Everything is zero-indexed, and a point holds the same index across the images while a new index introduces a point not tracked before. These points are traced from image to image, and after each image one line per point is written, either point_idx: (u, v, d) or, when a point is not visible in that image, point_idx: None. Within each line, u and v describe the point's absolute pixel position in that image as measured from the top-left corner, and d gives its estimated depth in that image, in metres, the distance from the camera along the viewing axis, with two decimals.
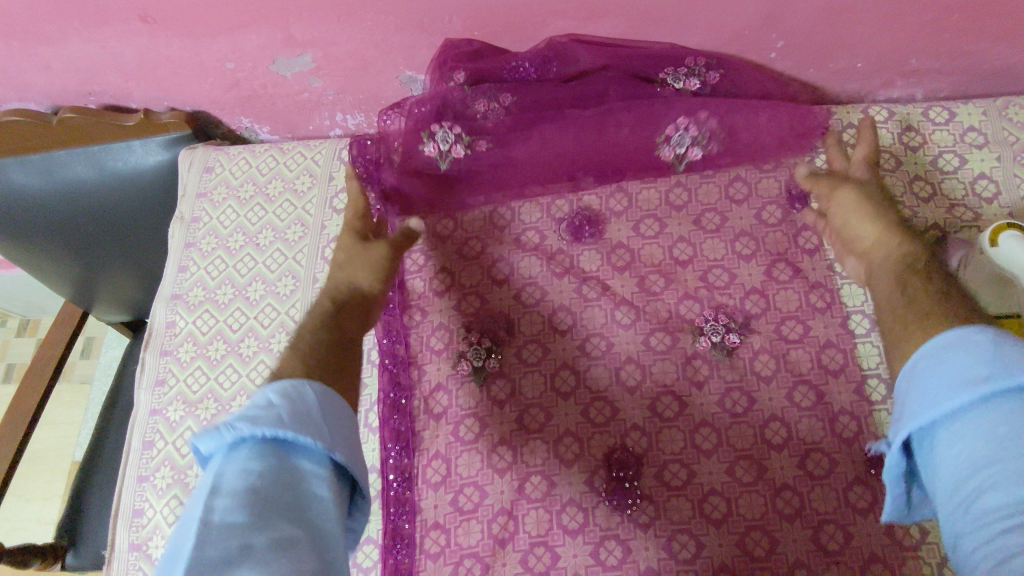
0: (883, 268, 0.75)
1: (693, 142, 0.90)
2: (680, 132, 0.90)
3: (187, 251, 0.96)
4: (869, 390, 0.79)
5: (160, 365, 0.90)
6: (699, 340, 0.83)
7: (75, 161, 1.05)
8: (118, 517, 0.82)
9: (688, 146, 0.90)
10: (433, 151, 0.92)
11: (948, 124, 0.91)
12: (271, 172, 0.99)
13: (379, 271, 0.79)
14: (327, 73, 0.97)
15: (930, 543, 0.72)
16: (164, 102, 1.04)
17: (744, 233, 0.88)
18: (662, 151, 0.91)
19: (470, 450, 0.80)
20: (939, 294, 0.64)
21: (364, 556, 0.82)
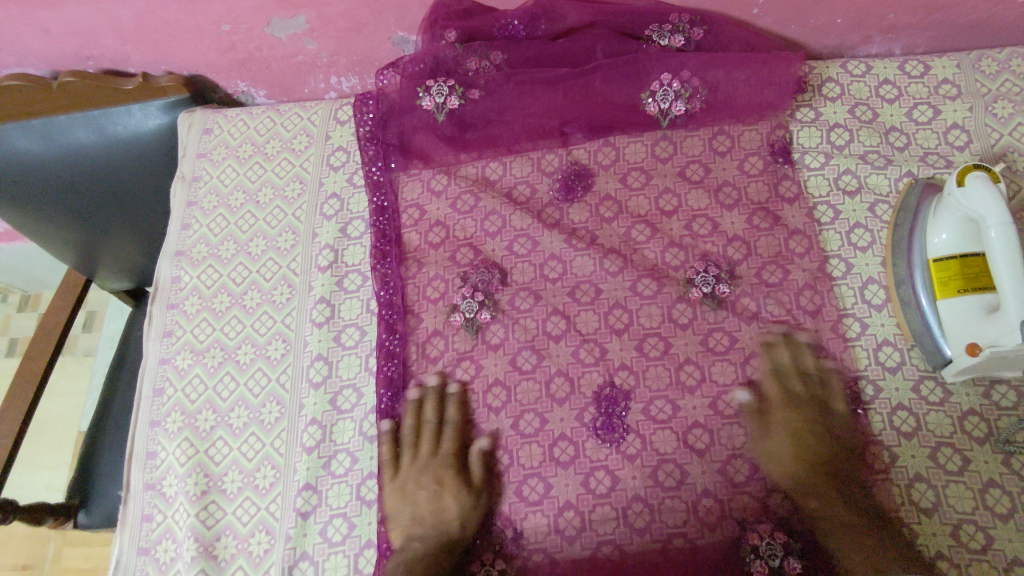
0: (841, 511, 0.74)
1: (676, 98, 0.93)
2: (664, 88, 0.93)
3: (190, 209, 1.00)
4: (846, 328, 0.83)
5: (167, 318, 0.94)
6: (688, 290, 0.86)
7: (76, 126, 1.05)
8: (130, 459, 0.87)
9: (672, 102, 0.93)
10: (429, 106, 0.95)
11: (923, 77, 0.94)
12: (270, 132, 1.03)
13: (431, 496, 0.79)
14: (320, 34, 0.99)
15: (898, 466, 0.77)
16: (161, 66, 1.07)
17: (727, 183, 0.91)
18: (646, 107, 0.94)
19: (466, 391, 0.84)
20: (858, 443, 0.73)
21: (367, 489, 0.81)
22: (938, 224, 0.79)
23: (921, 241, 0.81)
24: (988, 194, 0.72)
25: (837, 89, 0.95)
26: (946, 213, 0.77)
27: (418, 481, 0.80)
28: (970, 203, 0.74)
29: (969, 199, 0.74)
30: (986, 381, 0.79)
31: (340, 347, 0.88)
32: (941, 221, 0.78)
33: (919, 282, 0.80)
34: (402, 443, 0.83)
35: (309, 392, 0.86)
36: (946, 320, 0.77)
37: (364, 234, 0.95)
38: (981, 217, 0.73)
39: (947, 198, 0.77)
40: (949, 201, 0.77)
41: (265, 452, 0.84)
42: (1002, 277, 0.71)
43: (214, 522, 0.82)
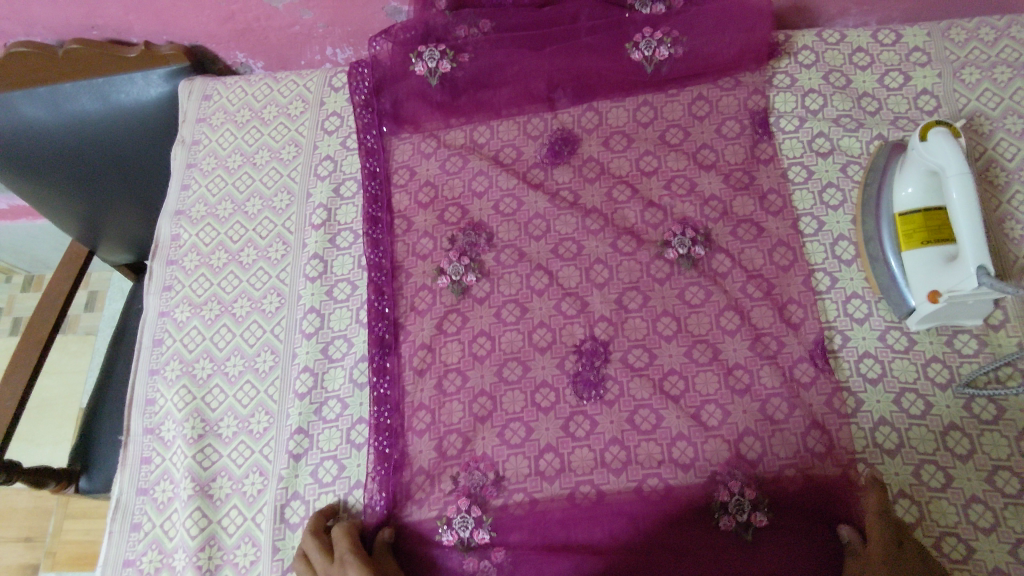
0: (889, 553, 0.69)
1: (659, 44, 0.96)
2: (648, 39, 0.96)
3: (189, 171, 1.04)
4: (815, 282, 0.87)
5: (167, 273, 0.98)
6: (666, 251, 0.90)
7: (81, 92, 1.08)
8: (131, 405, 0.91)
9: (655, 48, 0.96)
10: (422, 71, 0.98)
11: (894, 45, 0.98)
12: (266, 99, 1.07)
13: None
14: (315, 4, 1.03)
15: (863, 411, 0.80)
16: (164, 36, 1.11)
17: (704, 146, 0.95)
18: (632, 56, 0.97)
19: (452, 341, 0.88)
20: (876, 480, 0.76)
21: (357, 433, 0.85)
22: (904, 179, 0.82)
23: (887, 197, 0.84)
24: (949, 146, 0.76)
25: (812, 56, 0.99)
26: (912, 167, 0.81)
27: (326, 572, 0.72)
28: (933, 154, 0.77)
29: (932, 150, 0.77)
30: (948, 330, 0.82)
31: (332, 300, 0.92)
32: (907, 176, 0.81)
33: (886, 234, 0.83)
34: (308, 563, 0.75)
35: (302, 342, 0.90)
36: (910, 270, 0.80)
37: (356, 194, 0.99)
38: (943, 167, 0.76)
39: (912, 153, 0.81)
40: (914, 155, 0.80)
41: (260, 399, 0.88)
42: (961, 223, 0.74)
43: (210, 463, 0.86)
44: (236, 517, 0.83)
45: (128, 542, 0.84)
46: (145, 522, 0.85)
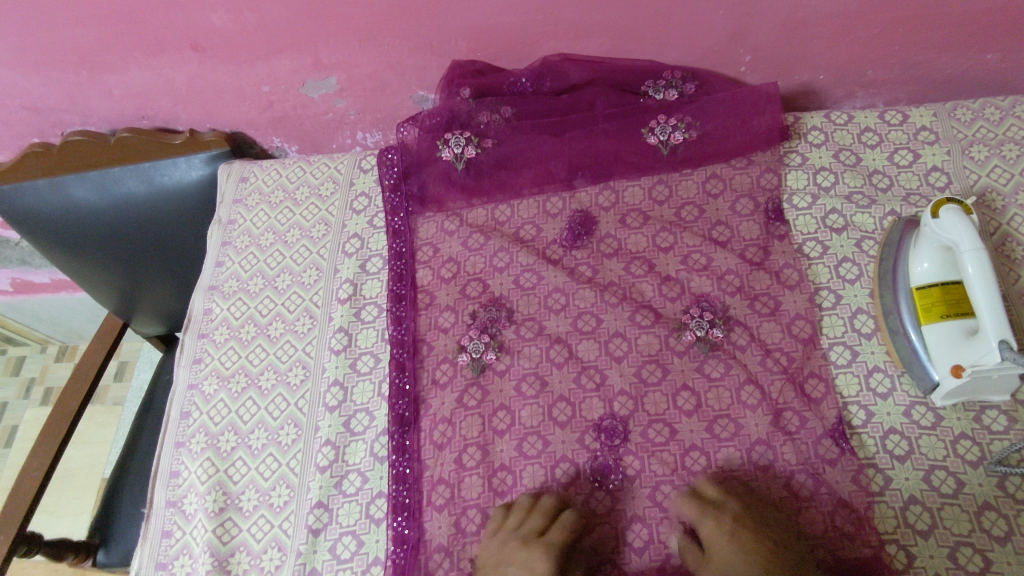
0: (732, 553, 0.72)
1: (673, 129, 1.02)
2: (662, 126, 1.02)
3: (224, 248, 1.09)
4: (835, 355, 0.87)
5: (198, 347, 1.01)
6: (683, 334, 0.90)
7: (128, 176, 1.15)
8: (155, 478, 0.92)
9: (671, 132, 1.02)
10: (448, 157, 1.04)
11: (901, 124, 1.02)
12: (299, 180, 1.13)
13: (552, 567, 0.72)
14: (349, 93, 1.11)
15: (892, 489, 0.77)
16: (208, 124, 1.19)
17: (719, 223, 0.98)
18: (647, 140, 1.02)
19: (473, 415, 0.88)
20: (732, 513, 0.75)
21: (376, 507, 0.85)
22: (917, 254, 0.83)
23: (903, 272, 0.85)
24: (958, 221, 0.78)
25: (821, 136, 1.03)
26: (923, 243, 0.82)
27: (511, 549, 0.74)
28: (944, 230, 0.79)
29: (943, 226, 0.79)
30: (976, 406, 0.80)
31: (355, 373, 0.94)
32: (920, 251, 0.83)
33: (903, 310, 0.84)
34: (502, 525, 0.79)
35: (325, 415, 0.91)
36: (929, 345, 0.80)
37: (382, 270, 1.03)
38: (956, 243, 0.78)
39: (924, 228, 0.82)
40: (925, 231, 0.82)
41: (281, 472, 0.89)
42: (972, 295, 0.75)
43: (229, 538, 0.85)
44: None
45: None
46: None
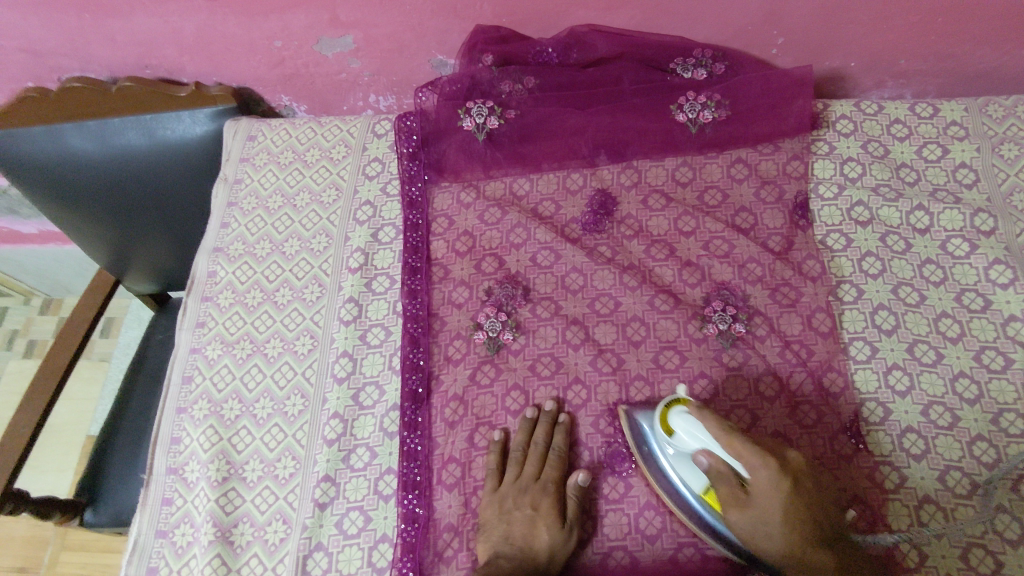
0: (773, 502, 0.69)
1: (703, 108, 0.98)
2: (692, 101, 0.99)
3: (230, 209, 1.05)
4: (856, 350, 0.85)
5: (201, 310, 0.98)
6: (705, 326, 0.88)
7: (129, 129, 1.09)
8: (155, 443, 0.90)
9: (699, 112, 0.98)
10: (470, 126, 1.00)
11: (932, 118, 1.00)
12: (310, 142, 1.09)
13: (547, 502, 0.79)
14: (365, 54, 1.06)
15: (907, 487, 0.77)
16: (214, 77, 1.13)
17: (743, 209, 0.96)
18: (676, 118, 0.99)
19: (486, 394, 0.87)
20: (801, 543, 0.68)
21: (385, 484, 0.83)
22: (690, 473, 0.74)
23: (677, 484, 0.76)
24: (694, 428, 0.72)
25: (850, 125, 1.01)
26: (677, 459, 0.75)
27: (516, 501, 0.79)
28: (691, 442, 0.72)
29: (681, 435, 0.73)
30: (994, 409, 0.80)
31: (365, 345, 0.92)
32: (687, 468, 0.74)
33: (709, 521, 0.74)
34: (508, 459, 0.83)
35: (333, 386, 0.89)
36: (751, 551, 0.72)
37: (394, 240, 1.00)
38: (711, 456, 0.70)
39: (666, 441, 0.76)
40: (672, 446, 0.75)
41: (287, 443, 0.87)
42: (746, 461, 0.69)
43: (233, 508, 0.84)
44: (256, 566, 0.80)
45: None
46: (161, 567, 0.83)
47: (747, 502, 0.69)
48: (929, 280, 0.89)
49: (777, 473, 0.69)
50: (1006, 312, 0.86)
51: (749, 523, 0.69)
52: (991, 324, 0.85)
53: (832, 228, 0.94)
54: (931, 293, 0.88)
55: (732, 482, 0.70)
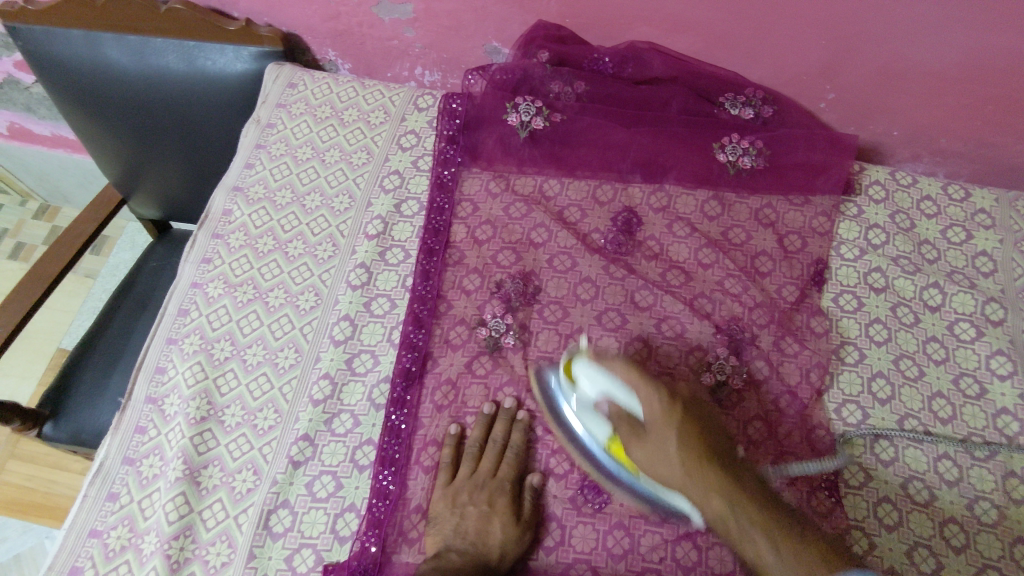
0: (667, 454, 0.73)
1: (743, 153, 0.99)
2: (735, 144, 1.00)
3: (257, 150, 1.04)
4: (848, 413, 0.86)
5: (209, 246, 0.97)
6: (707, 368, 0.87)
7: (169, 51, 1.09)
8: (139, 370, 0.89)
9: (739, 156, 0.99)
10: (514, 122, 1.00)
11: (962, 202, 1.01)
12: (350, 101, 1.08)
13: (501, 499, 0.80)
14: (421, 25, 1.06)
15: (874, 555, 0.78)
16: (265, 18, 1.11)
17: (763, 253, 0.96)
18: (716, 158, 1.00)
19: (480, 384, 0.86)
20: (715, 471, 0.71)
21: (362, 454, 0.82)
22: (593, 422, 0.80)
23: (584, 435, 0.81)
24: (594, 374, 0.77)
25: (882, 193, 1.02)
26: (582, 412, 0.80)
27: (471, 496, 0.81)
28: (592, 390, 0.78)
29: (583, 386, 0.79)
30: (971, 494, 0.81)
31: (368, 313, 0.91)
32: (590, 417, 0.80)
33: (613, 473, 0.79)
34: (464, 454, 0.83)
35: (329, 347, 0.88)
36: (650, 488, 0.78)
37: (416, 215, 0.99)
38: (611, 400, 0.77)
39: (570, 393, 0.81)
40: (575, 399, 0.81)
41: (272, 395, 0.86)
42: (640, 393, 0.76)
43: (206, 449, 0.83)
44: (218, 512, 0.79)
45: (100, 511, 0.81)
46: (123, 494, 0.82)
47: (643, 435, 0.75)
48: (931, 358, 0.90)
49: (668, 401, 0.75)
50: (999, 404, 0.87)
51: (645, 461, 0.74)
52: (983, 413, 0.86)
53: (846, 289, 0.94)
54: (931, 370, 0.89)
55: (631, 424, 0.76)
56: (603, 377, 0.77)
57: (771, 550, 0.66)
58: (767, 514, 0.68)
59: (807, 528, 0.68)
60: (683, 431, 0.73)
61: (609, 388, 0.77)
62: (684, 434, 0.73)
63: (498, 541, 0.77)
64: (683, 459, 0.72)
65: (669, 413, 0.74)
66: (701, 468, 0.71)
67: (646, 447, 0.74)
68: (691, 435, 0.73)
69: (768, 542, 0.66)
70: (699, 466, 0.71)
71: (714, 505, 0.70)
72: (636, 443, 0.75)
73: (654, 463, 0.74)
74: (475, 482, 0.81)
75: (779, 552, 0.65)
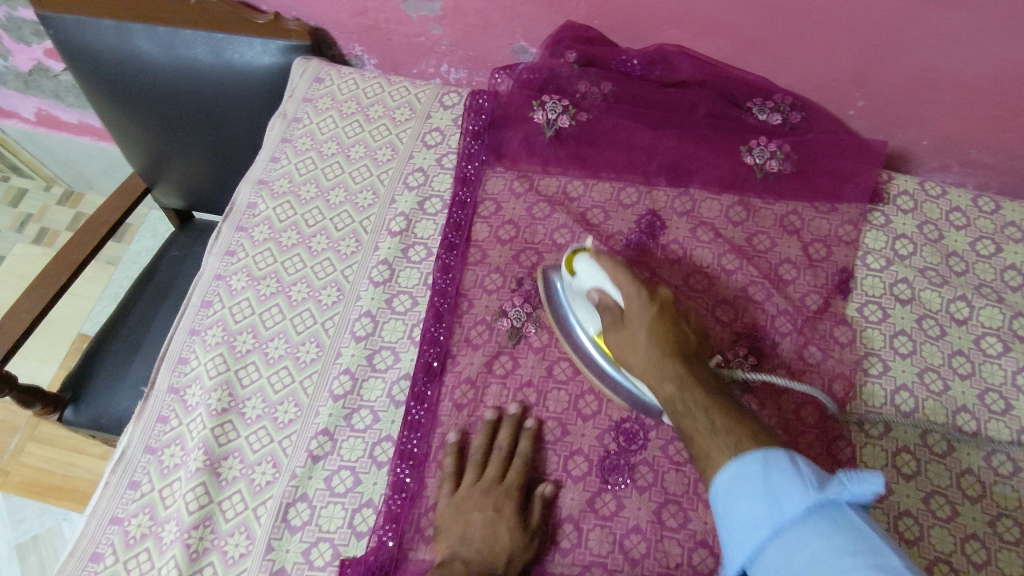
0: (641, 341, 0.77)
1: (770, 157, 0.99)
2: (762, 147, 0.99)
3: (283, 144, 1.04)
4: (870, 425, 0.85)
5: (233, 238, 0.97)
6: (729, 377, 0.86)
7: (198, 43, 1.09)
8: (162, 359, 0.90)
9: (767, 159, 0.99)
10: (540, 119, 1.01)
11: (992, 214, 1.00)
12: (376, 98, 1.08)
13: (508, 507, 0.78)
14: (449, 23, 1.06)
15: None
16: (293, 12, 1.12)
17: (787, 260, 0.95)
18: (743, 163, 0.99)
19: (499, 384, 0.86)
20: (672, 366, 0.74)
21: (381, 451, 0.82)
22: (586, 314, 0.85)
23: (577, 328, 0.86)
24: (590, 266, 0.83)
25: (910, 203, 1.01)
26: (577, 301, 0.86)
27: (477, 502, 0.78)
28: (588, 280, 0.83)
29: (581, 279, 0.84)
30: (994, 511, 0.80)
31: (389, 310, 0.91)
32: (584, 311, 0.85)
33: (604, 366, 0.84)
34: (468, 463, 0.82)
35: (350, 343, 0.89)
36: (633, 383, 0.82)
37: (440, 213, 0.99)
38: (601, 291, 0.82)
39: (569, 286, 0.86)
40: (573, 289, 0.86)
41: (292, 388, 0.86)
42: (623, 287, 0.81)
43: (226, 441, 0.83)
44: (237, 503, 0.80)
45: (121, 498, 0.82)
46: (144, 482, 0.83)
47: (620, 325, 0.80)
48: (956, 372, 0.89)
49: (645, 296, 0.79)
50: None
51: (620, 348, 0.79)
52: (1008, 429, 0.85)
53: (872, 299, 0.93)
54: (955, 384, 0.88)
55: (614, 315, 0.81)
56: (597, 271, 0.82)
57: (704, 428, 0.67)
58: (704, 389, 0.71)
59: (751, 417, 0.67)
60: (657, 334, 0.77)
61: (601, 284, 0.82)
62: (654, 326, 0.77)
63: (506, 550, 0.75)
64: (654, 344, 0.76)
65: (644, 308, 0.79)
66: (662, 363, 0.75)
67: (621, 337, 0.79)
68: (659, 333, 0.77)
69: (717, 423, 0.66)
70: (657, 356, 0.75)
71: (666, 391, 0.73)
72: (617, 327, 0.80)
73: (625, 354, 0.78)
74: (480, 489, 0.79)
75: (707, 427, 0.67)
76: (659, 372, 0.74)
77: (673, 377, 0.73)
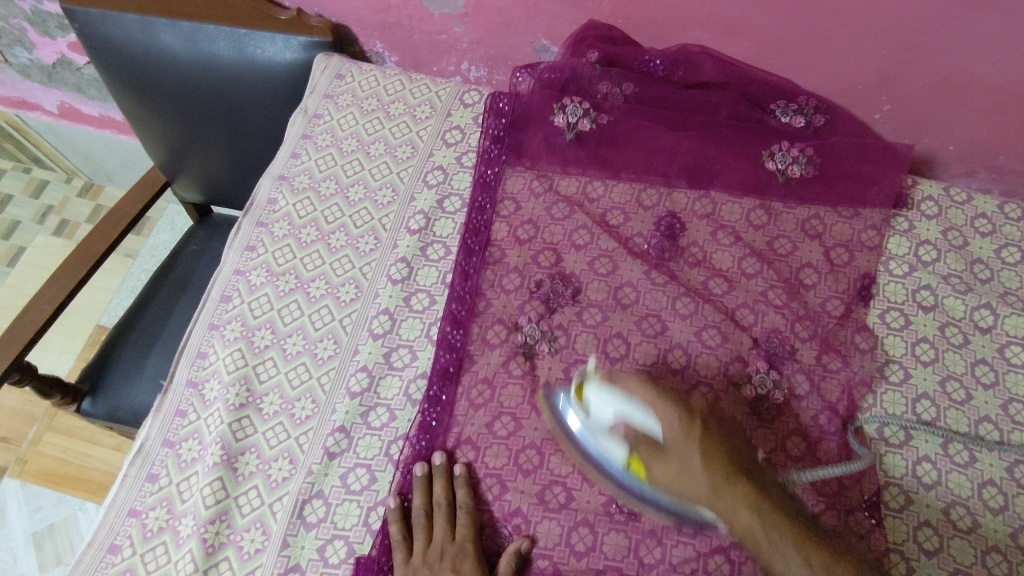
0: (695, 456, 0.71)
1: (792, 160, 0.98)
2: (785, 151, 0.98)
3: (304, 140, 1.05)
4: (890, 432, 0.84)
5: (253, 234, 0.98)
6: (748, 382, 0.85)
7: (220, 39, 1.09)
8: (182, 353, 0.90)
9: (789, 165, 0.98)
10: (561, 122, 1.00)
11: (1018, 220, 0.98)
12: (396, 95, 1.08)
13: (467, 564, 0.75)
14: (471, 21, 1.06)
15: None
16: (317, 9, 1.13)
17: (809, 265, 0.94)
18: (765, 166, 0.98)
19: (515, 384, 0.85)
20: (741, 493, 0.70)
21: (397, 449, 0.83)
22: (610, 445, 0.76)
23: (598, 456, 0.78)
24: (609, 394, 0.75)
25: (934, 209, 0.99)
26: (596, 434, 0.77)
27: (434, 566, 0.75)
28: (607, 410, 0.75)
29: (597, 410, 0.76)
30: (1017, 523, 0.79)
31: (407, 308, 0.91)
32: (607, 440, 0.76)
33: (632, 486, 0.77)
34: (414, 526, 0.78)
35: (367, 340, 0.89)
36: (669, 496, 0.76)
37: (459, 211, 0.99)
38: (627, 421, 0.74)
39: (581, 420, 0.78)
40: (589, 425, 0.77)
41: (310, 384, 0.87)
42: (658, 411, 0.74)
43: (243, 436, 0.84)
44: (253, 499, 0.80)
45: (140, 490, 0.83)
46: (162, 475, 0.84)
47: (662, 453, 0.72)
48: (979, 381, 0.87)
49: (686, 419, 0.73)
50: None
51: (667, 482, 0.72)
52: None
53: (894, 305, 0.92)
54: (978, 393, 0.86)
55: (650, 446, 0.73)
56: (631, 393, 0.75)
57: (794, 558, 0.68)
58: (777, 510, 0.70)
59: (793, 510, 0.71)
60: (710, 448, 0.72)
61: (625, 410, 0.74)
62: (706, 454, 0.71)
63: None
64: (710, 474, 0.70)
65: (690, 435, 0.72)
66: (721, 498, 0.70)
67: (661, 480, 0.72)
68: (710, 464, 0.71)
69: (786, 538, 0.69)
70: (722, 475, 0.70)
71: (742, 521, 0.69)
72: (657, 455, 0.72)
73: (677, 476, 0.71)
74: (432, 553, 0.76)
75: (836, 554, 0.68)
76: (719, 499, 0.70)
77: (744, 489, 0.70)
